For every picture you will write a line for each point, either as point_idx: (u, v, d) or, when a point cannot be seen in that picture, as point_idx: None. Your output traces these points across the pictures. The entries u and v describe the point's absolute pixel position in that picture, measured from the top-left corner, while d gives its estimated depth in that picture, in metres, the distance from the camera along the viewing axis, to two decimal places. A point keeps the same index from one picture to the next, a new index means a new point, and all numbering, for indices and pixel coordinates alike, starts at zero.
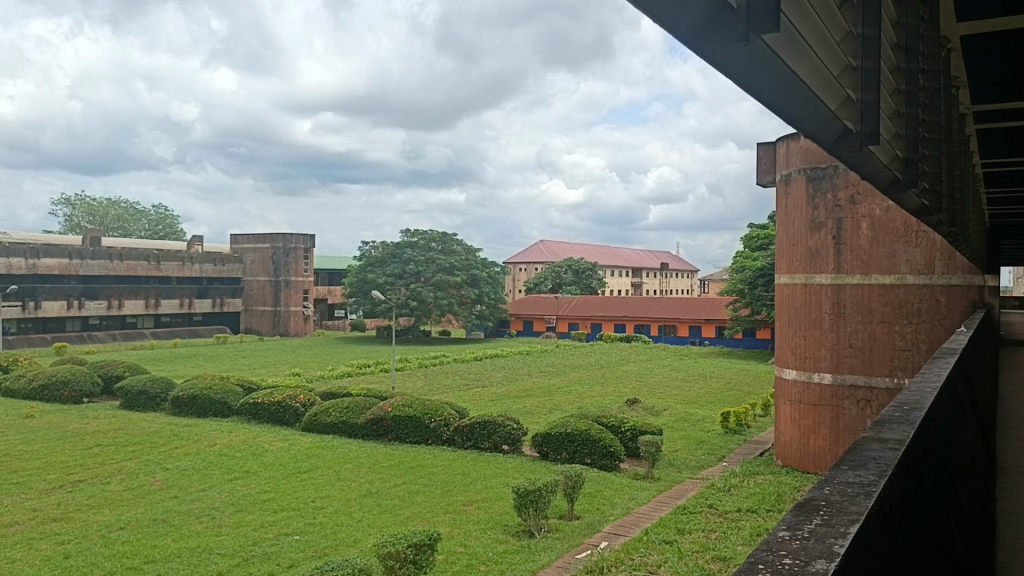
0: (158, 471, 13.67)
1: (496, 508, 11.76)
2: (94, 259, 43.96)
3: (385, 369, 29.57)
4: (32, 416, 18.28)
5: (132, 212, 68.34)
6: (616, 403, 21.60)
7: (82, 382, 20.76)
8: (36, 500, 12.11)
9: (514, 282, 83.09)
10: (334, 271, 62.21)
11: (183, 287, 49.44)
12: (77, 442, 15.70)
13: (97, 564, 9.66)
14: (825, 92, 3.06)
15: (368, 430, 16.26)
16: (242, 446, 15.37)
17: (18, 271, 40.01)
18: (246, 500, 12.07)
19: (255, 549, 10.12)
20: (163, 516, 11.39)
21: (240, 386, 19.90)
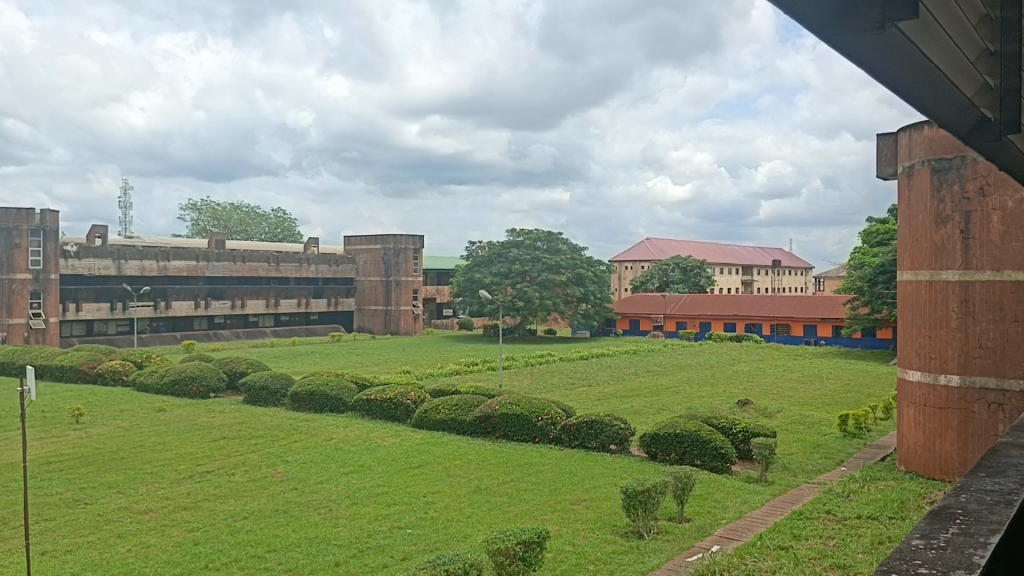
0: (279, 464, 14.27)
1: (604, 507, 11.70)
2: (218, 261, 46.32)
3: (491, 368, 29.87)
4: (164, 409, 19.45)
5: (253, 216, 71.64)
6: (726, 404, 21.14)
7: (209, 377, 21.91)
8: (169, 488, 12.88)
9: (619, 280, 82.50)
10: (441, 271, 63.38)
11: (300, 287, 51.42)
12: (205, 434, 16.59)
13: (224, 551, 10.19)
14: (954, 68, 2.94)
15: (476, 427, 16.48)
16: (355, 441, 15.87)
17: (151, 273, 42.63)
18: (361, 494, 12.45)
19: (370, 541, 10.43)
20: (284, 507, 11.89)
21: (354, 382, 20.53)
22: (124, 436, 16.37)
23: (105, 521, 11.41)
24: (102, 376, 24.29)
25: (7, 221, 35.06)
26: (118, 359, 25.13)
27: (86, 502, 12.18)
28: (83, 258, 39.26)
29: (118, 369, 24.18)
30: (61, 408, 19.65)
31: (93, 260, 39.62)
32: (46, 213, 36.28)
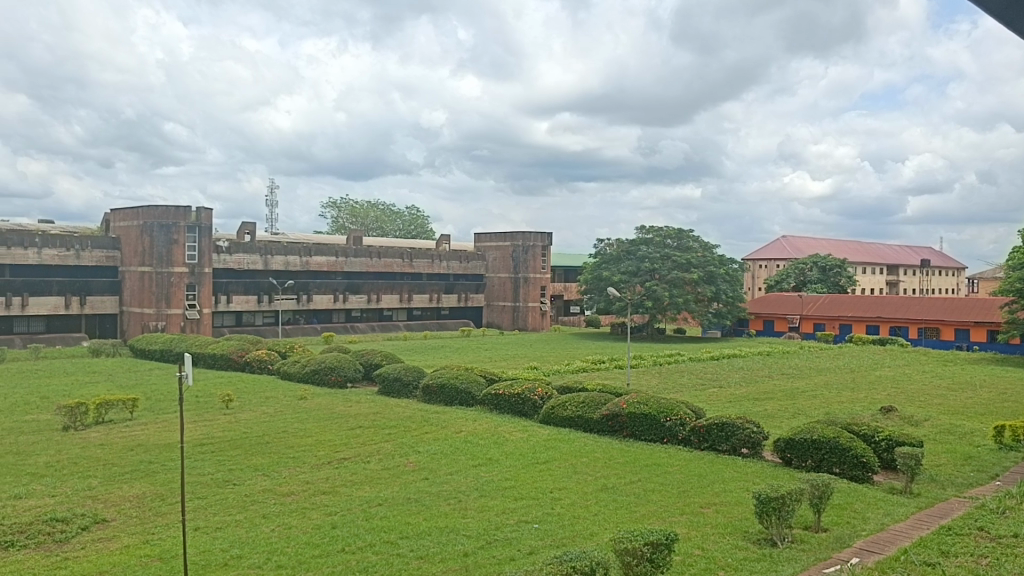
0: (412, 454, 14.70)
1: (735, 512, 11.39)
2: (356, 257, 48.20)
3: (619, 366, 29.69)
4: (305, 397, 20.45)
5: (388, 214, 74.17)
6: (868, 410, 20.13)
7: (346, 368, 22.86)
8: (309, 473, 13.53)
9: (753, 279, 80.06)
10: (570, 268, 63.44)
11: (432, 283, 52.82)
12: (343, 422, 17.31)
13: (359, 536, 10.60)
14: None
15: (604, 426, 16.41)
16: (484, 434, 16.13)
17: (294, 268, 44.90)
18: (489, 486, 12.66)
19: (497, 534, 10.58)
20: (415, 496, 12.25)
21: (483, 376, 20.88)
22: (269, 422, 17.34)
23: (251, 501, 12.11)
24: (250, 364, 25.79)
25: (166, 218, 37.71)
26: (265, 348, 26.60)
27: (234, 482, 12.97)
28: (233, 253, 41.97)
29: (264, 359, 25.59)
30: (212, 393, 21.04)
31: (241, 255, 42.26)
32: (202, 211, 38.80)
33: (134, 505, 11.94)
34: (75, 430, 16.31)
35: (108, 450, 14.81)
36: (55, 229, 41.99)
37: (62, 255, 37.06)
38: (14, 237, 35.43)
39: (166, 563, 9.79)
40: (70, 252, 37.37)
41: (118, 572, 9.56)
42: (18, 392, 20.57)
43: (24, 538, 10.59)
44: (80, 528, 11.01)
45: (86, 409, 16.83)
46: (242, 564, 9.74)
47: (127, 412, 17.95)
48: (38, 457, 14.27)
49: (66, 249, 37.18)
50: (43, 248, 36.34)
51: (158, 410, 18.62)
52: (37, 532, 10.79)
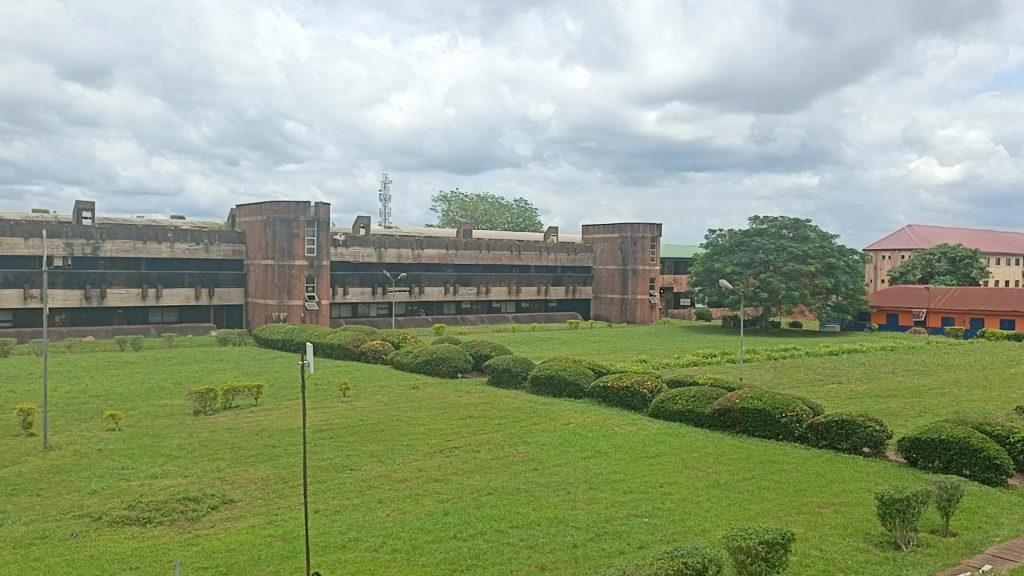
0: (521, 444, 14.84)
1: (856, 513, 10.97)
2: (466, 250, 48.97)
3: (732, 359, 29.01)
4: (418, 387, 20.98)
5: (498, 207, 74.93)
6: (1005, 409, 18.94)
7: (457, 359, 23.26)
8: (422, 460, 13.87)
9: (875, 271, 76.61)
10: (680, 260, 62.37)
11: (540, 275, 52.99)
12: (454, 412, 17.65)
13: (471, 523, 10.79)
14: None
15: (715, 421, 16.10)
16: (593, 427, 16.10)
17: (407, 260, 46.01)
18: (599, 478, 12.64)
19: (607, 527, 10.56)
20: (525, 486, 12.36)
21: (591, 368, 20.82)
22: (384, 410, 17.87)
23: (367, 486, 12.53)
24: (365, 354, 26.61)
25: (287, 213, 39.29)
26: (379, 338, 27.34)
27: (351, 468, 13.44)
28: (349, 246, 43.43)
29: (379, 349, 26.35)
30: (330, 381, 21.84)
31: (357, 248, 43.70)
32: (320, 206, 40.16)
33: (259, 487, 12.56)
34: (205, 415, 17.27)
35: (235, 434, 15.62)
36: (186, 224, 44.50)
37: (192, 249, 39.38)
38: (149, 232, 37.92)
39: (289, 544, 10.25)
40: (199, 246, 39.62)
41: (244, 550, 10.09)
42: (155, 378, 21.97)
43: (160, 515, 11.31)
44: (210, 507, 11.66)
45: (215, 395, 17.79)
46: (359, 547, 10.09)
47: (252, 398, 18.86)
48: (173, 440, 15.20)
49: (196, 243, 39.47)
50: (175, 243, 38.69)
51: (280, 397, 19.48)
52: (172, 510, 11.49)
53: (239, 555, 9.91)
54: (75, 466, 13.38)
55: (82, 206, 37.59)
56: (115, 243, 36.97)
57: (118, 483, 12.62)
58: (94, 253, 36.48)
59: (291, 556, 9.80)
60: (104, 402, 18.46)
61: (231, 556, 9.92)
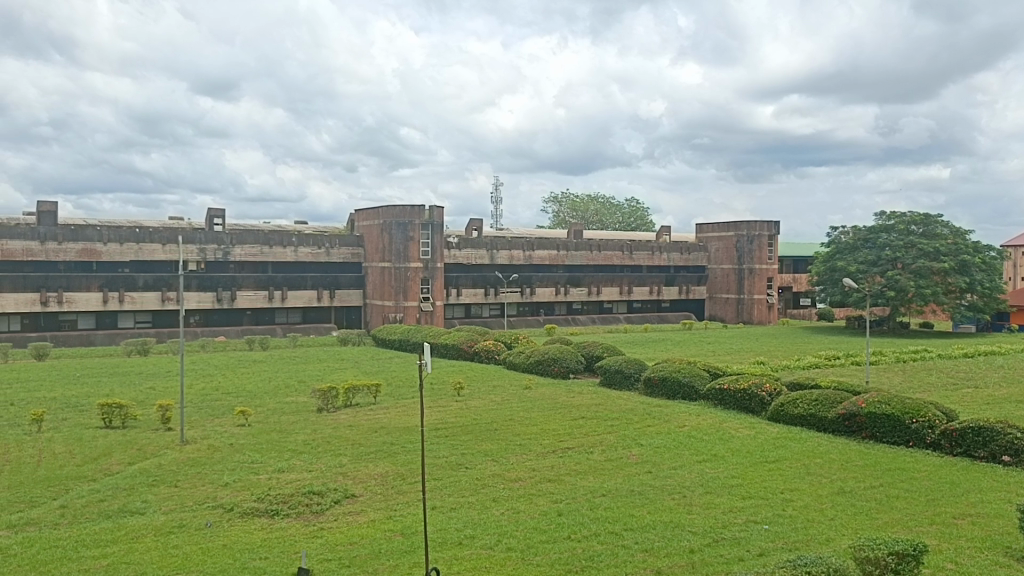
0: (634, 446, 14.69)
1: (995, 526, 10.30)
2: (577, 251, 48.93)
3: (857, 362, 27.79)
4: (530, 387, 21.16)
5: (609, 207, 74.56)
6: None
7: (569, 359, 23.26)
8: (535, 460, 13.95)
9: (1014, 268, 71.76)
10: (799, 258, 60.29)
11: (653, 275, 52.33)
12: (566, 413, 17.64)
13: (585, 524, 10.78)
14: None
15: (839, 426, 15.48)
16: (709, 430, 15.76)
17: (518, 261, 46.42)
18: (715, 482, 12.38)
19: (725, 532, 10.33)
20: (639, 489, 12.24)
21: (706, 370, 20.38)
22: (497, 410, 18.08)
23: (482, 485, 12.70)
24: (479, 354, 26.98)
25: (403, 216, 40.30)
26: (492, 339, 27.62)
27: (467, 466, 13.66)
28: (462, 248, 44.24)
29: (491, 349, 26.64)
30: (445, 381, 22.26)
31: (470, 250, 44.45)
32: (434, 209, 40.96)
33: (378, 483, 12.94)
34: (328, 412, 17.93)
35: (356, 431, 16.15)
36: (307, 229, 46.35)
37: (314, 252, 41.02)
38: (275, 237, 39.74)
39: (408, 539, 10.51)
40: (321, 250, 41.23)
41: (365, 544, 10.42)
42: (281, 376, 22.98)
43: (287, 508, 11.82)
44: (333, 501, 12.11)
45: (337, 393, 18.46)
46: (474, 544, 10.24)
47: (371, 397, 19.44)
48: (298, 435, 15.88)
49: (317, 247, 41.09)
50: (299, 247, 40.41)
51: (397, 395, 20.01)
52: (298, 503, 11.99)
53: (360, 548, 10.24)
54: (209, 459, 14.16)
55: (213, 214, 39.76)
56: (243, 247, 38.96)
57: (248, 476, 13.28)
58: (225, 258, 38.54)
59: (409, 551, 10.05)
60: (234, 398, 19.46)
61: (353, 549, 10.26)
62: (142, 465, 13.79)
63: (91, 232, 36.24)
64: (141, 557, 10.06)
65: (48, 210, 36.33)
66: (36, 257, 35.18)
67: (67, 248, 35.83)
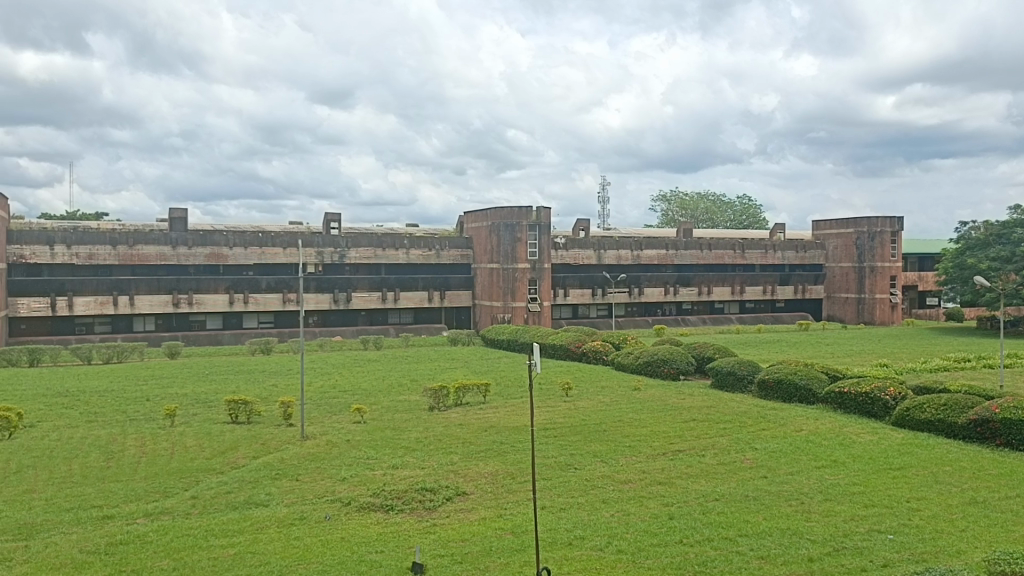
0: (748, 450, 14.32)
1: None
2: (687, 250, 48.12)
3: (990, 365, 26.14)
4: (639, 388, 20.91)
5: (719, 205, 72.94)
6: None
7: (679, 360, 22.87)
8: (645, 462, 13.80)
9: None
10: (925, 256, 57.29)
11: (767, 274, 50.81)
12: (677, 415, 17.35)
13: (697, 529, 10.57)
14: None
15: (970, 432, 14.62)
16: (828, 435, 15.20)
17: (626, 261, 46.09)
18: (834, 489, 11.91)
19: (846, 541, 9.93)
20: (754, 494, 11.92)
21: (825, 373, 19.64)
22: (606, 411, 17.96)
23: (591, 486, 12.66)
24: (586, 354, 26.89)
25: (511, 218, 40.64)
26: (600, 339, 27.46)
27: (575, 467, 13.64)
28: (569, 249, 44.36)
29: (600, 350, 26.47)
30: (553, 381, 22.30)
31: (577, 250, 44.50)
32: (542, 210, 41.11)
33: (489, 481, 13.09)
34: (439, 410, 18.27)
35: (466, 429, 16.40)
36: (418, 231, 47.40)
37: (425, 254, 41.95)
38: (388, 240, 40.90)
39: (518, 538, 10.60)
40: (431, 252, 42.14)
41: (477, 541, 10.56)
42: (394, 375, 23.57)
43: (401, 503, 12.12)
44: (445, 498, 12.34)
45: (448, 392, 18.81)
46: (585, 545, 10.22)
47: (480, 396, 19.70)
48: (411, 433, 16.27)
49: (428, 250, 42.02)
50: (410, 249, 41.45)
51: (506, 395, 20.19)
52: (411, 499, 12.27)
53: (471, 545, 10.39)
54: (328, 455, 14.68)
55: (329, 218, 41.25)
56: (358, 250, 40.27)
57: (364, 472, 13.70)
58: (341, 260, 39.96)
59: (520, 550, 10.13)
60: (351, 396, 20.10)
61: (465, 546, 10.41)
62: (265, 459, 14.43)
63: (218, 237, 38.25)
64: (265, 548, 10.52)
65: (179, 216, 38.55)
66: (169, 261, 37.38)
67: (196, 252, 37.92)
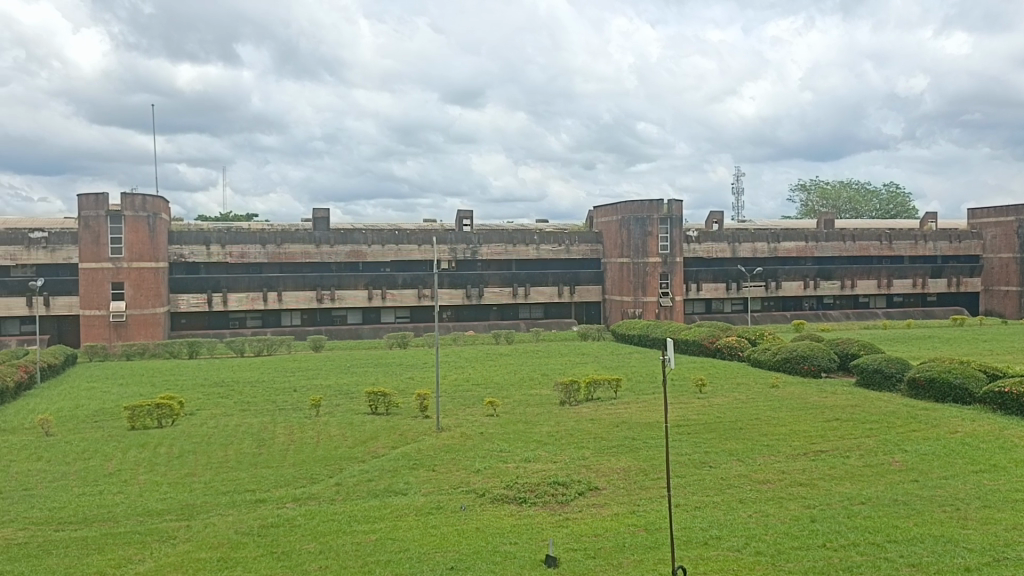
0: (897, 452, 13.57)
1: None
2: (828, 241, 46.05)
3: None
4: (777, 386, 20.18)
5: (864, 194, 69.40)
6: None
7: (820, 357, 21.95)
8: (785, 462, 13.32)
9: None
10: None
11: (916, 266, 47.86)
12: (817, 414, 16.68)
13: (841, 533, 10.12)
14: None
15: None
16: (986, 437, 14.19)
17: (762, 254, 44.66)
18: (994, 495, 11.12)
19: (1008, 551, 9.24)
20: (904, 498, 11.27)
21: (983, 371, 18.30)
22: (742, 408, 17.47)
23: (728, 485, 12.35)
24: (721, 351, 26.23)
25: (641, 212, 40.19)
26: (735, 335, 26.74)
27: (710, 465, 13.34)
28: (702, 242, 43.64)
29: (735, 345, 25.79)
30: (687, 377, 21.89)
31: (711, 243, 43.63)
32: (673, 203, 40.35)
33: (621, 477, 13.01)
34: (570, 405, 18.32)
35: (598, 424, 16.36)
36: (548, 227, 47.68)
37: (555, 250, 42.17)
38: (518, 236, 41.42)
39: (652, 535, 10.48)
40: (561, 247, 42.28)
41: (610, 537, 10.52)
42: (526, 369, 23.84)
43: (533, 496, 12.24)
44: (578, 493, 12.36)
45: (579, 387, 18.85)
46: (721, 545, 9.98)
47: (612, 391, 19.64)
48: (543, 427, 16.40)
49: (558, 245, 42.22)
50: (541, 244, 41.82)
51: (638, 390, 20.00)
52: (543, 492, 12.37)
53: (605, 541, 10.36)
54: (462, 446, 15.02)
55: (462, 215, 42.17)
56: (490, 246, 41.06)
57: (497, 464, 13.91)
58: (474, 256, 40.88)
59: (654, 548, 10.01)
60: (484, 389, 20.49)
61: (599, 541, 10.40)
62: (404, 449, 14.92)
63: (358, 236, 39.86)
64: (405, 535, 10.88)
65: (321, 216, 40.43)
66: (312, 259, 39.27)
67: (338, 250, 39.66)
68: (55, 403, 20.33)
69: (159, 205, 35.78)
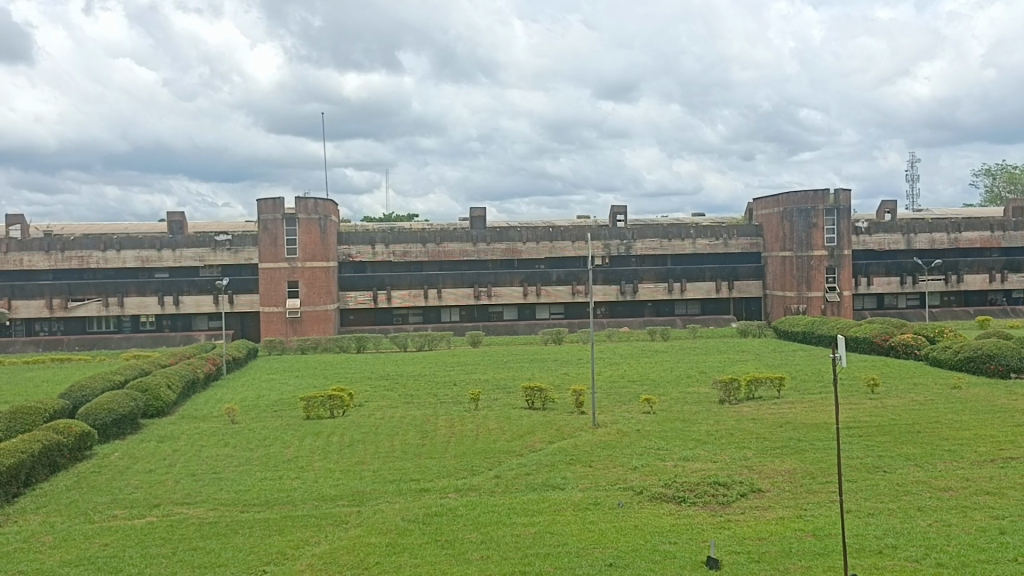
0: None
1: None
2: (1017, 230, 42.21)
3: None
4: (960, 386, 18.77)
5: None
6: None
7: (1009, 356, 20.20)
8: (969, 469, 12.35)
9: None
10: None
11: None
12: (1007, 417, 15.35)
13: None
14: None
15: None
16: None
17: (941, 246, 41.69)
18: None
19: None
20: None
21: None
22: (919, 410, 16.34)
23: (904, 491, 11.62)
24: (895, 348, 24.67)
25: (804, 203, 38.47)
26: (911, 332, 25.08)
27: (884, 470, 12.59)
28: (873, 234, 41.29)
29: (910, 343, 24.23)
30: (856, 377, 20.75)
31: (882, 235, 41.24)
32: (840, 193, 38.16)
33: (786, 479, 12.51)
34: (730, 403, 17.81)
35: (760, 424, 15.83)
36: (704, 221, 46.61)
37: (712, 244, 41.16)
38: (674, 231, 40.85)
39: (821, 541, 10.02)
40: (719, 241, 41.18)
41: (776, 541, 10.15)
42: (684, 366, 23.43)
43: (693, 496, 11.99)
44: (740, 494, 11.99)
45: (739, 385, 18.28)
46: (897, 555, 9.41)
47: (774, 390, 18.93)
48: (703, 425, 16.05)
49: (715, 239, 41.16)
50: (697, 239, 40.95)
51: (803, 390, 19.17)
52: (704, 492, 12.10)
53: (769, 545, 10.01)
54: (619, 443, 14.96)
55: (616, 210, 42.00)
56: (644, 241, 40.78)
57: (655, 462, 13.74)
58: (628, 252, 40.79)
59: (823, 554, 9.56)
60: (640, 386, 20.30)
61: (763, 545, 10.06)
62: (560, 444, 15.03)
63: (513, 233, 40.54)
64: (564, 529, 10.96)
65: (479, 215, 41.42)
66: (470, 256, 40.31)
67: (494, 247, 40.53)
68: (239, 393, 22.00)
69: (330, 207, 37.82)
